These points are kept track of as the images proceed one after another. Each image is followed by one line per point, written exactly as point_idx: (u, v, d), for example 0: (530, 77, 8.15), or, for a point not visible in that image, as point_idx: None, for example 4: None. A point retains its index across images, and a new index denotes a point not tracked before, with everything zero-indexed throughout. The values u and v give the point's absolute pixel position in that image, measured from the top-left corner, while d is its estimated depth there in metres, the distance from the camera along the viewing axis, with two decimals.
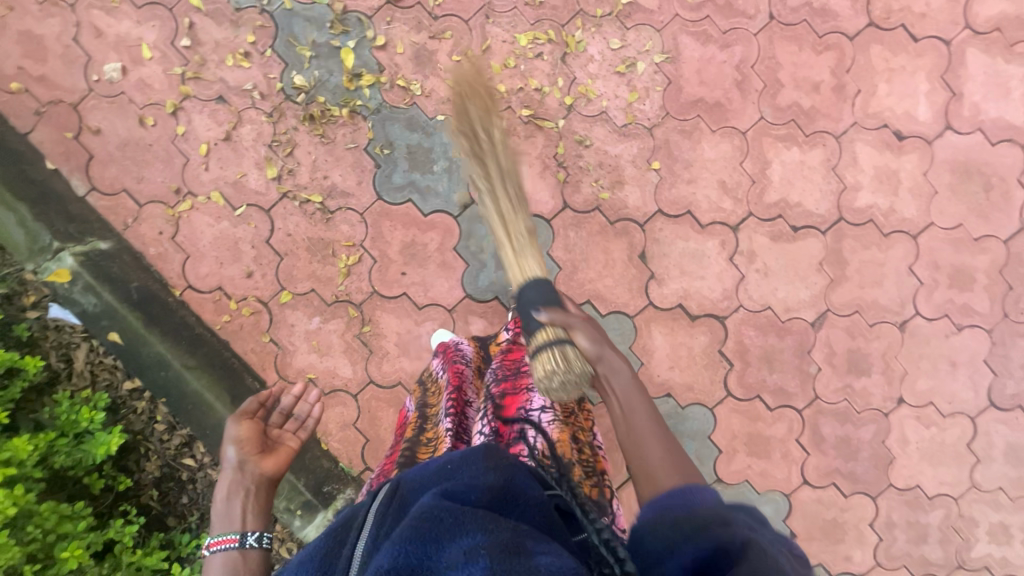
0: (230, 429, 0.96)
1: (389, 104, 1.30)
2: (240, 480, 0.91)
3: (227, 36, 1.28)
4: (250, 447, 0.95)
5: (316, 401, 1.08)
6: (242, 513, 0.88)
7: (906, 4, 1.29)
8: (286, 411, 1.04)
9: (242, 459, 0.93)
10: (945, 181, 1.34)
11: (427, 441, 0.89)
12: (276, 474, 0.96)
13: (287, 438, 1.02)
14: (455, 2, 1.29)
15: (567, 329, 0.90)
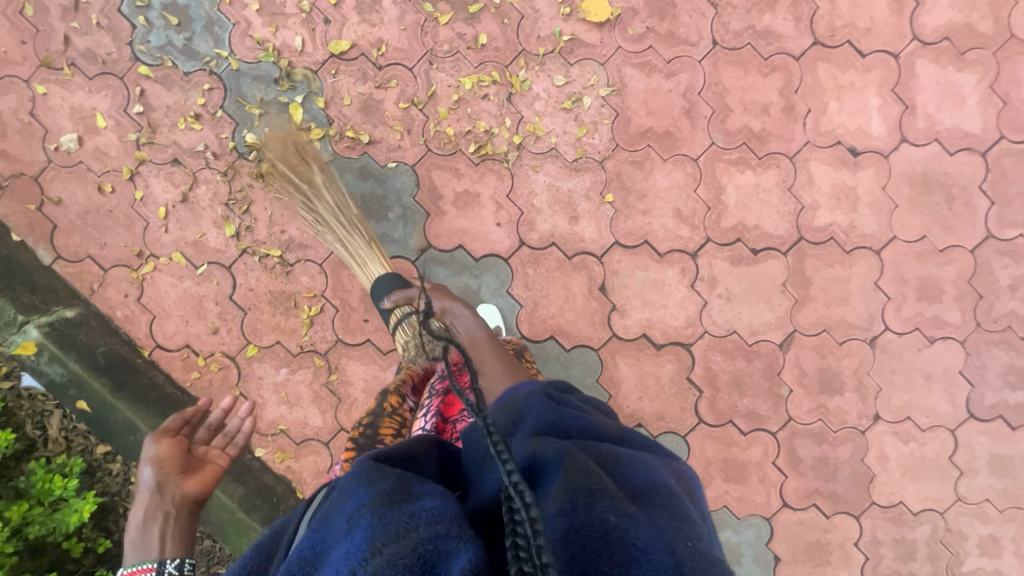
0: (149, 449, 0.93)
1: (341, 155, 1.32)
2: (159, 502, 0.87)
3: (177, 100, 1.30)
4: (171, 467, 0.92)
5: (246, 415, 1.06)
6: (161, 539, 0.84)
7: (851, 20, 1.27)
8: (213, 426, 1.03)
9: (162, 480, 0.89)
10: (904, 194, 1.32)
11: (390, 412, 0.96)
12: (200, 496, 0.92)
13: (214, 456, 0.99)
14: (398, 50, 1.29)
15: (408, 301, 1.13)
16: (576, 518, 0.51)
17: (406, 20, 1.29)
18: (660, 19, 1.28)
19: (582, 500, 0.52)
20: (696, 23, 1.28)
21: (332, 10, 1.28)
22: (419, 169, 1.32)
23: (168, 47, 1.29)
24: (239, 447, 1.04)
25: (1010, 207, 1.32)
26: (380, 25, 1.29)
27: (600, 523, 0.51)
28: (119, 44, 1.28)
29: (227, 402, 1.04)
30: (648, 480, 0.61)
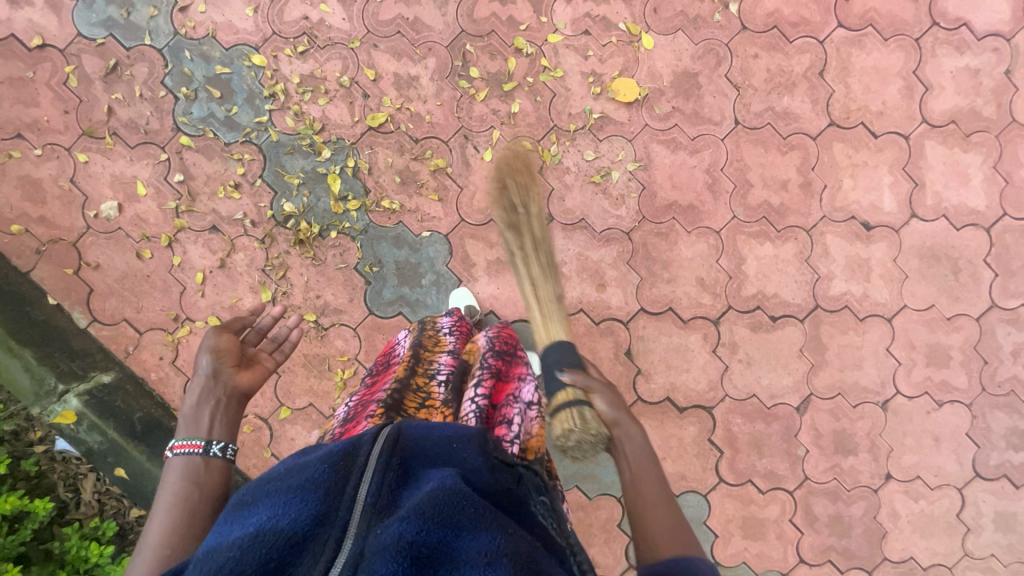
0: (210, 337, 0.83)
1: (376, 224, 1.35)
2: (213, 388, 0.78)
3: (217, 170, 1.33)
4: (230, 358, 0.82)
5: (297, 324, 0.97)
6: (211, 421, 0.75)
7: (865, 103, 1.34)
8: (265, 330, 0.92)
9: (219, 366, 0.80)
10: (914, 266, 1.39)
11: (420, 388, 0.84)
12: (251, 390, 0.83)
13: (266, 356, 0.88)
14: (434, 124, 1.34)
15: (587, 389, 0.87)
16: None
17: (442, 96, 1.33)
18: (685, 98, 1.34)
19: None
20: (720, 103, 1.34)
21: (371, 85, 1.33)
22: (452, 238, 1.36)
23: (210, 118, 1.32)
24: (287, 356, 0.94)
25: (1012, 278, 1.40)
26: (418, 99, 1.33)
27: None
28: (162, 115, 1.32)
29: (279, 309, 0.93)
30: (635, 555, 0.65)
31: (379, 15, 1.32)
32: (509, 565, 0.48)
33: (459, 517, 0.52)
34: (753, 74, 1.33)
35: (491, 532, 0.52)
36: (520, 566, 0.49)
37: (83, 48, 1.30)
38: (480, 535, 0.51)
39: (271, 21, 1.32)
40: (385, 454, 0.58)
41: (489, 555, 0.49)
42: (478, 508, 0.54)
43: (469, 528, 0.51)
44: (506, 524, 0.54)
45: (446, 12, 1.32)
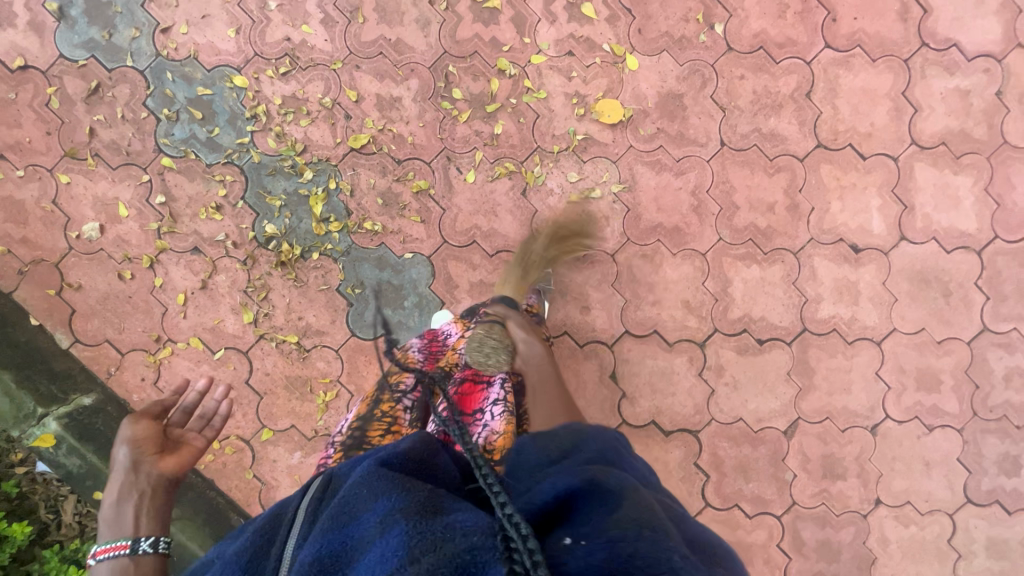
0: (125, 428, 0.83)
1: (358, 245, 1.34)
2: (135, 481, 0.78)
3: (199, 191, 1.33)
4: (149, 447, 0.82)
5: (224, 396, 0.97)
6: (136, 518, 0.74)
7: (852, 125, 1.32)
8: (190, 409, 0.93)
9: (138, 458, 0.80)
10: (904, 289, 1.37)
11: (383, 414, 0.90)
12: (178, 474, 0.83)
13: (191, 439, 0.90)
14: (417, 145, 1.33)
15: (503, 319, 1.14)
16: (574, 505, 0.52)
17: (425, 117, 1.33)
18: (669, 120, 1.33)
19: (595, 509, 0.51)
20: (705, 125, 1.33)
21: (353, 106, 1.32)
22: (435, 260, 1.35)
23: (192, 140, 1.32)
24: (218, 431, 0.94)
25: (1004, 301, 1.37)
26: (400, 121, 1.33)
27: (659, 562, 0.46)
28: (144, 136, 1.31)
29: (203, 384, 0.94)
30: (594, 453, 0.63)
31: (361, 36, 1.32)
32: (404, 517, 0.49)
33: (355, 509, 0.54)
34: (739, 95, 1.32)
35: (390, 497, 0.53)
36: (420, 513, 0.50)
37: (65, 70, 1.30)
38: (378, 506, 0.52)
39: (253, 42, 1.31)
40: (314, 497, 0.60)
41: (385, 519, 0.50)
42: (374, 486, 0.55)
43: (366, 507, 0.53)
44: (405, 483, 0.55)
45: (429, 33, 1.31)
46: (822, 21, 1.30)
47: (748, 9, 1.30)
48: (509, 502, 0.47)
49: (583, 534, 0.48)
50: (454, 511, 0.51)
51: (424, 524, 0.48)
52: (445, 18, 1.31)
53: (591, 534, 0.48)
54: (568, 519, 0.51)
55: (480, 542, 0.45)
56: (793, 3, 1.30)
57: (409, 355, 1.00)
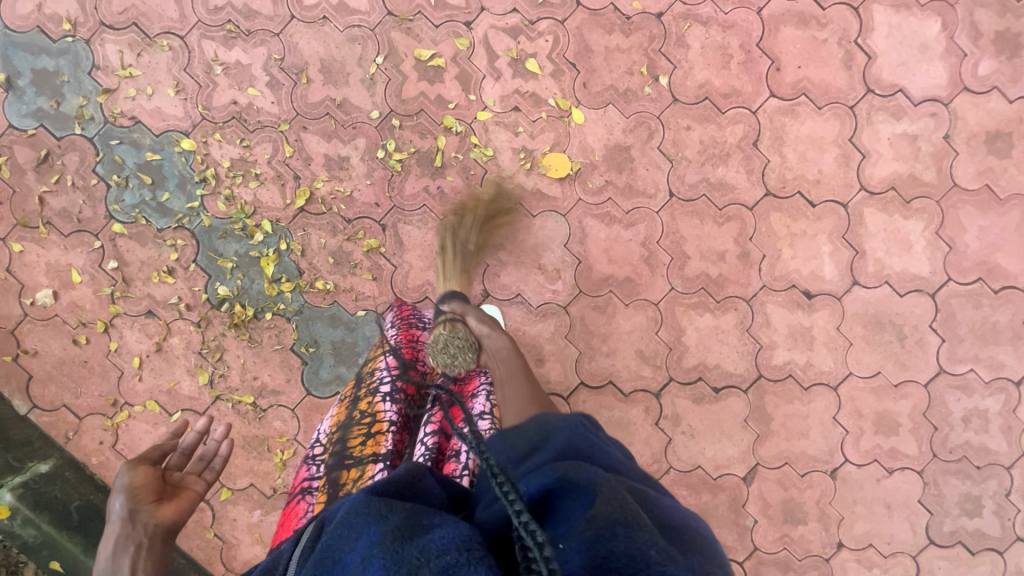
0: (122, 476, 0.79)
1: (311, 304, 1.35)
2: (132, 532, 0.74)
3: (151, 256, 1.33)
4: (147, 495, 0.78)
5: (224, 436, 0.93)
6: (131, 572, 0.72)
7: (800, 172, 1.32)
8: (189, 452, 0.88)
9: (135, 507, 0.76)
10: (858, 333, 1.36)
11: (361, 417, 0.88)
12: (176, 523, 0.79)
13: (190, 484, 0.85)
14: (366, 204, 1.33)
15: (460, 312, 1.13)
16: (613, 548, 0.47)
17: (374, 175, 1.33)
18: (617, 172, 1.33)
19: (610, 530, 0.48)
20: (653, 176, 1.33)
21: (302, 167, 1.33)
22: (388, 317, 1.35)
23: (142, 205, 1.33)
24: (219, 472, 0.90)
25: (960, 343, 1.37)
26: (349, 179, 1.33)
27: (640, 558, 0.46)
28: (94, 203, 1.32)
29: (203, 423, 0.90)
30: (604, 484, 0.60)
31: (308, 97, 1.32)
32: (381, 549, 0.48)
33: (338, 549, 0.52)
34: (686, 145, 1.32)
35: (370, 526, 0.51)
36: (397, 540, 0.48)
37: (14, 139, 1.31)
38: (358, 540, 0.50)
39: (200, 106, 1.32)
40: (300, 550, 0.59)
41: (364, 558, 0.48)
42: (353, 519, 0.53)
43: (348, 546, 0.51)
44: (381, 508, 0.53)
45: (374, 92, 1.31)
46: (766, 70, 1.29)
47: (692, 60, 1.30)
48: (521, 503, 0.44)
49: (563, 536, 0.49)
50: (431, 528, 0.50)
51: (399, 551, 0.47)
52: (390, 78, 1.31)
53: (570, 535, 0.48)
54: (551, 517, 0.52)
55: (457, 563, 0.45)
56: (737, 53, 1.29)
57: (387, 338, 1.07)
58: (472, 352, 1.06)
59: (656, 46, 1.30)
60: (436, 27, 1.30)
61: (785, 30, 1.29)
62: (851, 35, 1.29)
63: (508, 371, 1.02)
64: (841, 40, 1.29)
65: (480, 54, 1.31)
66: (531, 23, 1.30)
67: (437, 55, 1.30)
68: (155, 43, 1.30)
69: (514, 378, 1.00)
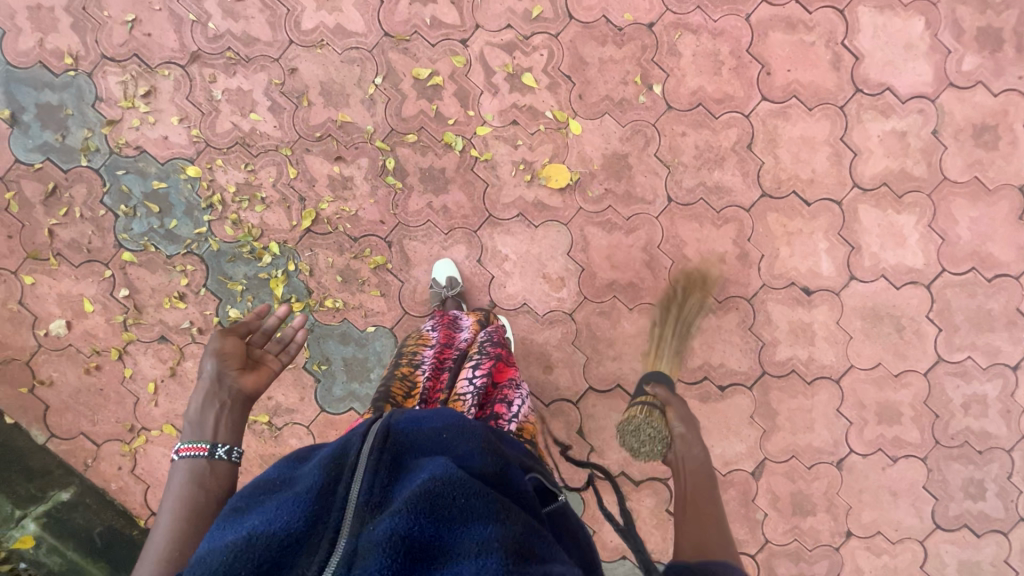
0: (215, 339, 0.84)
1: (322, 322, 1.37)
2: (218, 390, 0.80)
3: (162, 282, 1.35)
4: (234, 360, 0.83)
5: (302, 325, 0.96)
6: (215, 426, 0.77)
7: (794, 172, 1.35)
8: (271, 332, 0.92)
9: (223, 370, 0.81)
10: (857, 326, 1.40)
11: (404, 375, 0.96)
12: (258, 390, 0.85)
13: (272, 359, 0.89)
14: (371, 222, 1.36)
15: (665, 402, 1.20)
16: None
17: (377, 193, 1.35)
18: (616, 180, 1.36)
19: None
20: (651, 182, 1.36)
21: (307, 188, 1.35)
22: (397, 331, 1.38)
23: (151, 233, 1.35)
24: (294, 356, 0.93)
25: (957, 332, 1.40)
26: (353, 199, 1.35)
27: None
28: (103, 233, 1.34)
29: (283, 312, 0.92)
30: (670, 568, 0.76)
31: (309, 120, 1.34)
32: (504, 548, 0.52)
33: (449, 512, 0.55)
34: (682, 151, 1.35)
35: (487, 523, 0.55)
36: (519, 553, 0.53)
37: (21, 173, 1.33)
38: (475, 526, 0.54)
39: (204, 133, 1.34)
40: (376, 450, 0.60)
41: (484, 545, 0.52)
42: (470, 498, 0.57)
43: (460, 523, 0.55)
44: (500, 512, 0.57)
45: (375, 112, 1.34)
46: (756, 75, 1.32)
47: (684, 68, 1.33)
48: None
49: None
50: (547, 561, 0.55)
51: (522, 564, 0.51)
52: (389, 97, 1.33)
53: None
54: None
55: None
56: (728, 59, 1.32)
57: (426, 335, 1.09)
58: (663, 444, 1.18)
59: (648, 56, 1.33)
60: (433, 46, 1.33)
61: (774, 34, 1.32)
62: (837, 37, 1.32)
63: (695, 481, 1.02)
64: (828, 42, 1.32)
65: (477, 70, 1.33)
66: (525, 38, 1.33)
67: (435, 73, 1.33)
68: (156, 73, 1.32)
69: (697, 498, 0.98)
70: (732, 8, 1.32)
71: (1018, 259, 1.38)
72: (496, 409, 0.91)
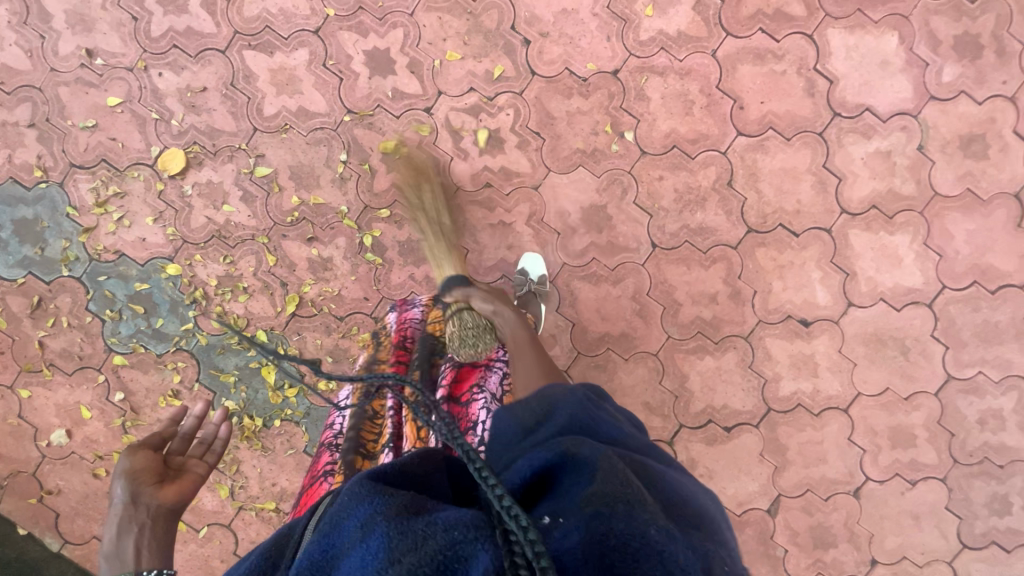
0: (123, 461, 0.81)
1: (317, 405, 1.36)
2: (135, 514, 0.77)
3: (155, 381, 1.35)
4: (147, 477, 0.80)
5: (222, 419, 0.94)
6: (136, 550, 0.75)
7: (779, 205, 1.32)
8: (190, 434, 0.90)
9: (136, 491, 0.78)
10: (861, 353, 1.36)
11: (372, 414, 0.92)
12: (179, 502, 0.82)
13: (193, 464, 0.88)
14: (355, 299, 1.35)
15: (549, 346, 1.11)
16: (611, 525, 0.47)
17: (358, 271, 1.34)
18: (597, 232, 1.33)
19: (616, 508, 0.49)
20: (633, 230, 1.33)
21: (288, 273, 1.34)
22: None
23: (139, 333, 1.35)
24: (221, 453, 0.92)
25: (964, 348, 1.36)
26: (335, 279, 1.34)
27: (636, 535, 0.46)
28: (92, 339, 1.35)
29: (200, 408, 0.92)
30: (677, 496, 0.58)
31: (281, 205, 1.33)
32: (385, 519, 0.48)
33: (340, 515, 0.51)
34: (661, 196, 1.32)
35: (371, 500, 0.51)
36: (403, 514, 0.49)
37: (6, 290, 1.34)
38: (359, 508, 0.50)
39: (179, 230, 1.33)
40: (317, 522, 0.57)
41: (367, 523, 0.48)
42: (355, 490, 0.53)
43: (349, 512, 0.51)
44: (385, 486, 0.53)
45: (346, 190, 1.32)
46: (729, 110, 1.29)
47: (654, 112, 1.30)
48: (505, 491, 0.43)
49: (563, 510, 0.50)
50: (437, 510, 0.50)
51: (405, 523, 0.47)
52: (359, 174, 1.32)
53: (571, 513, 0.49)
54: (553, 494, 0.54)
55: (461, 536, 0.45)
56: (698, 98, 1.29)
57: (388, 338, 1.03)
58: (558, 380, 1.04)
59: (616, 103, 1.30)
60: (398, 118, 1.31)
61: (743, 67, 1.28)
62: (809, 63, 1.28)
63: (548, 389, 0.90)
64: (800, 69, 1.28)
65: (444, 137, 1.31)
66: (490, 99, 1.30)
67: (402, 144, 1.31)
68: (126, 175, 1.32)
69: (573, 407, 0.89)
70: (697, 45, 1.28)
71: (1020, 268, 1.33)
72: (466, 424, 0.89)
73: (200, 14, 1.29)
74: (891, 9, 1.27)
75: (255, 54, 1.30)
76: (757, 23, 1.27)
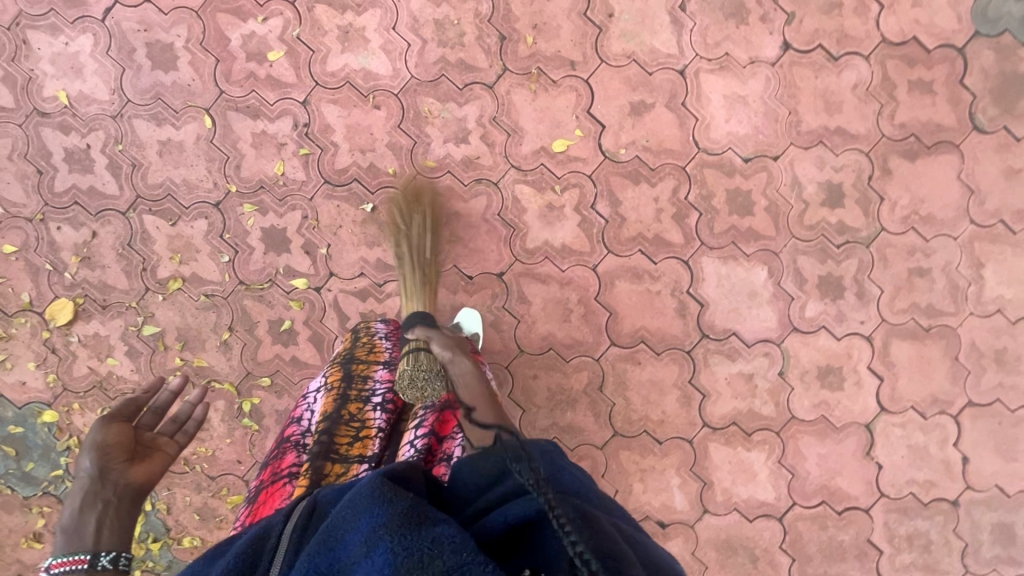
0: (95, 433, 0.75)
1: (180, 558, 1.38)
2: (100, 491, 0.72)
3: (18, 522, 1.36)
4: (118, 454, 0.75)
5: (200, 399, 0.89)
6: (97, 529, 0.69)
7: (644, 412, 1.38)
8: (162, 410, 0.85)
9: (106, 467, 0.73)
10: (712, 556, 1.41)
11: (346, 421, 0.89)
12: (148, 482, 0.77)
13: (164, 443, 0.82)
14: (228, 460, 1.37)
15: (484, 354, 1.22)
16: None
17: (234, 434, 1.37)
18: None
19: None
20: None
21: None
22: None
23: (8, 474, 1.35)
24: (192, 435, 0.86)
25: (810, 562, 1.42)
26: (209, 439, 1.37)
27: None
28: None
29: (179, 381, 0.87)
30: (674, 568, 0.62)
31: (165, 363, 1.35)
32: (388, 532, 0.54)
33: (342, 529, 0.57)
34: (534, 392, 1.37)
35: (374, 512, 0.57)
36: (406, 526, 0.54)
37: None
38: (361, 522, 0.56)
39: (61, 378, 1.35)
40: (295, 531, 0.63)
41: (371, 538, 0.54)
42: (356, 505, 0.59)
43: (351, 525, 0.57)
44: (385, 494, 0.59)
45: (231, 355, 1.35)
46: (605, 321, 1.35)
47: (534, 314, 1.35)
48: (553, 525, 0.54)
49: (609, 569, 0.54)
50: (437, 521, 0.56)
51: (407, 536, 0.53)
52: (245, 342, 1.35)
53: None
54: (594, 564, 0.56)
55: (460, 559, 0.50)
56: (576, 306, 1.35)
57: (376, 342, 1.03)
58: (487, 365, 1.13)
59: (499, 303, 1.35)
60: (289, 292, 1.34)
61: (620, 283, 1.35)
62: (682, 286, 1.35)
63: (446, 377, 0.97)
64: (674, 291, 1.35)
65: (331, 315, 1.35)
66: (378, 285, 1.35)
67: (289, 319, 1.35)
68: (13, 320, 1.34)
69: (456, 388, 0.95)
70: (580, 257, 1.34)
71: (865, 492, 1.41)
72: (440, 458, 0.85)
73: (104, 176, 1.32)
74: (763, 244, 1.35)
75: (155, 219, 1.33)
76: (637, 244, 1.34)
